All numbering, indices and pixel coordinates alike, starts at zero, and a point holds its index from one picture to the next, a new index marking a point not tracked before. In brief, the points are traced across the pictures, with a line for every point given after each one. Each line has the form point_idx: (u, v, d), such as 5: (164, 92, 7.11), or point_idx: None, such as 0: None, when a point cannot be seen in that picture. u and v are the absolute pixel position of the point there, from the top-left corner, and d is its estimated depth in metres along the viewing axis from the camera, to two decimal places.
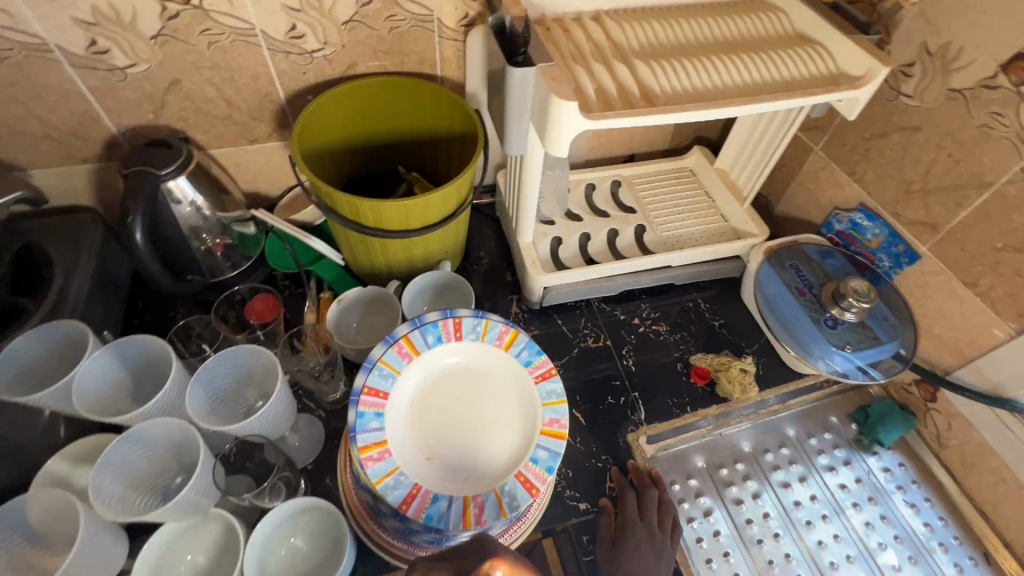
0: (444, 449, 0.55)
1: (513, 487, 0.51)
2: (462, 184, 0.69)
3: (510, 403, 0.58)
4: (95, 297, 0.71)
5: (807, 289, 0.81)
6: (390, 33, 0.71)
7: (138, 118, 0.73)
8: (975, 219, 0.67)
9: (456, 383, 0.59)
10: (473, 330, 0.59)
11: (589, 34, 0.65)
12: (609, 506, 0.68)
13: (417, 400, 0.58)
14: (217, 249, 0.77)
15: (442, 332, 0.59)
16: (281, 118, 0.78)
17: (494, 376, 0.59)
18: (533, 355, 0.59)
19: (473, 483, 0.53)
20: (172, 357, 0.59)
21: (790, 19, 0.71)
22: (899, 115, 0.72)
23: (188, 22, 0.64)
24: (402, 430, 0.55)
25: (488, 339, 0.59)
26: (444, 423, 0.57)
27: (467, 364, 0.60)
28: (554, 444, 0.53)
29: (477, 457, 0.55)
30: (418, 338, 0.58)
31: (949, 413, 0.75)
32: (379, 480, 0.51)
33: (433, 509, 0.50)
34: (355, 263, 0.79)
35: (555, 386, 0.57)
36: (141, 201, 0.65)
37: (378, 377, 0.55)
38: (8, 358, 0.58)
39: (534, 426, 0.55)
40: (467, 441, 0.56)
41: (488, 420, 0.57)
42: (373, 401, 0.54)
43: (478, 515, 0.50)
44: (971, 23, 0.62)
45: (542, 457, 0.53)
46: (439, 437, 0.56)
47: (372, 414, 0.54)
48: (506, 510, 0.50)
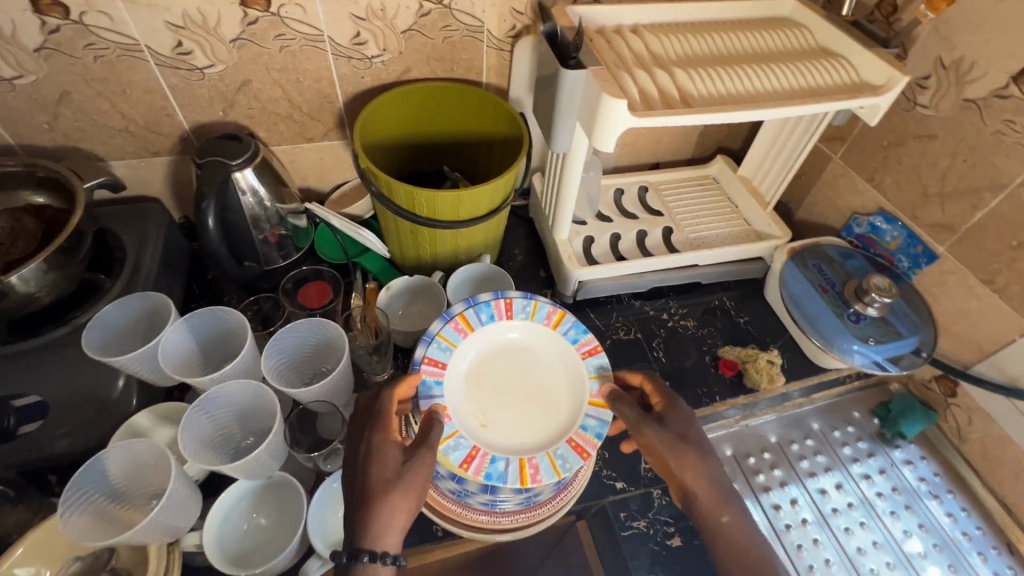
0: (498, 417, 0.59)
1: (565, 451, 0.56)
2: (509, 179, 0.74)
3: (559, 377, 0.62)
4: (163, 278, 0.76)
5: (830, 286, 0.85)
6: (444, 42, 0.78)
7: (209, 116, 0.79)
8: (991, 220, 0.71)
9: (508, 357, 0.64)
10: (523, 309, 0.64)
11: (629, 43, 0.71)
12: (617, 399, 0.57)
13: (471, 371, 0.62)
14: (273, 238, 0.82)
15: (494, 311, 0.63)
16: (339, 119, 0.84)
17: (544, 352, 0.64)
18: (580, 333, 0.63)
19: (527, 447, 0.57)
20: (246, 331, 0.63)
21: (813, 34, 0.77)
22: (916, 124, 0.77)
23: (265, 27, 0.71)
24: (459, 397, 0.60)
25: (538, 318, 0.64)
26: (497, 393, 0.61)
27: (517, 338, 0.65)
28: (601, 413, 0.58)
29: (530, 425, 0.59)
30: (472, 316, 0.63)
31: (969, 407, 0.78)
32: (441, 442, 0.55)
33: (491, 468, 0.54)
34: (401, 255, 0.84)
35: (601, 361, 0.62)
36: (213, 189, 0.71)
37: (437, 350, 0.60)
38: (103, 321, 0.65)
39: (583, 397, 0.60)
40: (519, 409, 0.60)
41: (539, 392, 0.62)
42: (433, 370, 0.59)
43: (534, 475, 0.54)
44: (983, 39, 0.67)
45: (591, 425, 0.57)
46: (492, 406, 0.60)
47: (433, 382, 0.58)
48: (560, 470, 0.54)
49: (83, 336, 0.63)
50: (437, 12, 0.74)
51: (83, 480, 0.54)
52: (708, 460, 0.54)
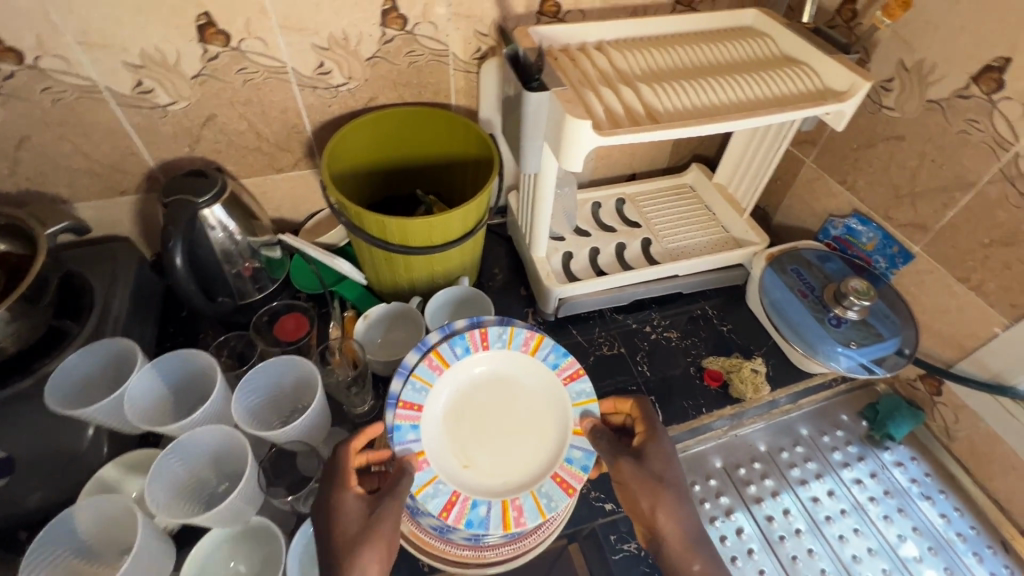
0: (479, 456, 0.59)
1: (549, 489, 0.56)
2: (481, 202, 0.73)
3: (541, 407, 0.62)
4: (134, 320, 0.74)
5: (810, 291, 0.85)
6: (409, 68, 0.78)
7: (175, 152, 0.78)
8: (962, 218, 0.71)
9: (485, 391, 0.63)
10: (500, 339, 0.64)
11: (594, 61, 0.71)
12: (594, 433, 0.58)
13: (447, 410, 0.62)
14: (247, 272, 0.81)
15: (469, 343, 0.63)
16: (308, 148, 0.83)
17: (523, 381, 0.64)
18: (560, 357, 0.63)
19: (509, 488, 0.57)
20: (215, 371, 0.62)
21: (776, 43, 0.77)
22: (883, 126, 0.77)
23: (226, 62, 0.70)
24: (437, 439, 0.59)
25: (515, 346, 0.64)
26: (479, 430, 0.61)
27: (493, 371, 0.64)
28: (584, 443, 0.58)
29: (512, 462, 0.59)
30: (447, 351, 0.62)
31: (955, 405, 0.78)
32: (419, 489, 0.55)
33: (473, 514, 0.54)
34: (379, 282, 0.83)
35: (583, 386, 0.62)
36: (180, 227, 0.70)
37: (412, 392, 0.60)
38: (67, 372, 0.63)
39: (566, 427, 0.59)
40: (502, 445, 0.60)
41: (518, 425, 0.62)
42: (408, 414, 0.58)
43: (518, 518, 0.54)
44: (941, 41, 0.68)
45: (577, 456, 0.57)
46: (472, 444, 0.60)
47: (409, 427, 0.58)
48: (544, 511, 0.54)
49: (46, 387, 0.61)
50: (400, 38, 0.74)
51: (48, 540, 0.52)
52: (682, 501, 0.53)
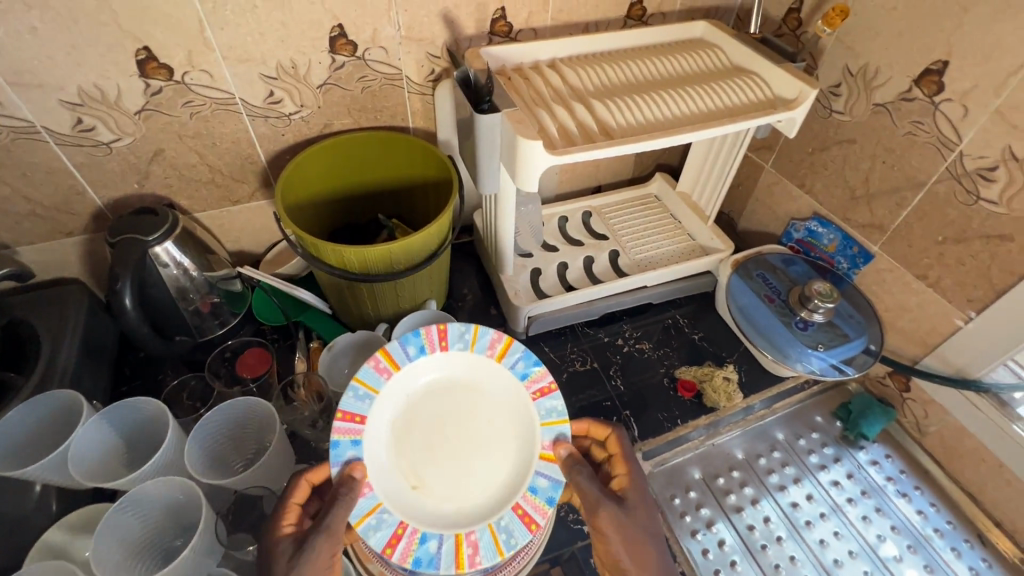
0: (432, 480, 0.57)
1: (510, 523, 0.53)
2: (441, 225, 0.72)
3: (501, 420, 0.61)
4: (84, 367, 0.71)
5: (776, 295, 0.85)
6: (363, 92, 0.77)
7: (123, 190, 0.75)
8: (915, 216, 0.72)
9: (440, 401, 0.62)
10: (458, 339, 0.62)
11: (547, 79, 0.72)
12: (572, 465, 0.55)
13: (399, 427, 0.60)
14: (205, 308, 0.79)
15: (425, 342, 0.61)
16: (263, 178, 0.81)
17: (483, 391, 0.62)
18: (531, 368, 0.61)
19: (463, 518, 0.55)
20: (167, 416, 0.59)
21: (726, 53, 0.78)
22: (834, 130, 0.79)
23: (171, 96, 0.68)
24: (388, 461, 0.57)
25: (479, 348, 0.62)
26: (433, 446, 0.60)
27: (449, 384, 0.63)
28: (552, 471, 0.55)
29: (467, 483, 0.57)
30: (397, 353, 0.61)
31: (924, 401, 0.78)
32: (361, 521, 0.52)
33: (421, 551, 0.52)
34: (345, 311, 0.81)
35: (554, 404, 0.58)
36: (130, 269, 0.67)
37: (354, 400, 0.57)
38: (7, 431, 0.60)
39: (533, 449, 0.57)
40: (458, 464, 0.58)
41: (475, 444, 0.60)
42: (349, 428, 0.56)
43: (473, 556, 0.52)
44: (882, 46, 0.70)
45: (543, 485, 0.55)
46: (426, 466, 0.58)
47: (348, 443, 0.55)
48: (502, 548, 0.52)
49: None
50: (351, 64, 0.73)
51: None
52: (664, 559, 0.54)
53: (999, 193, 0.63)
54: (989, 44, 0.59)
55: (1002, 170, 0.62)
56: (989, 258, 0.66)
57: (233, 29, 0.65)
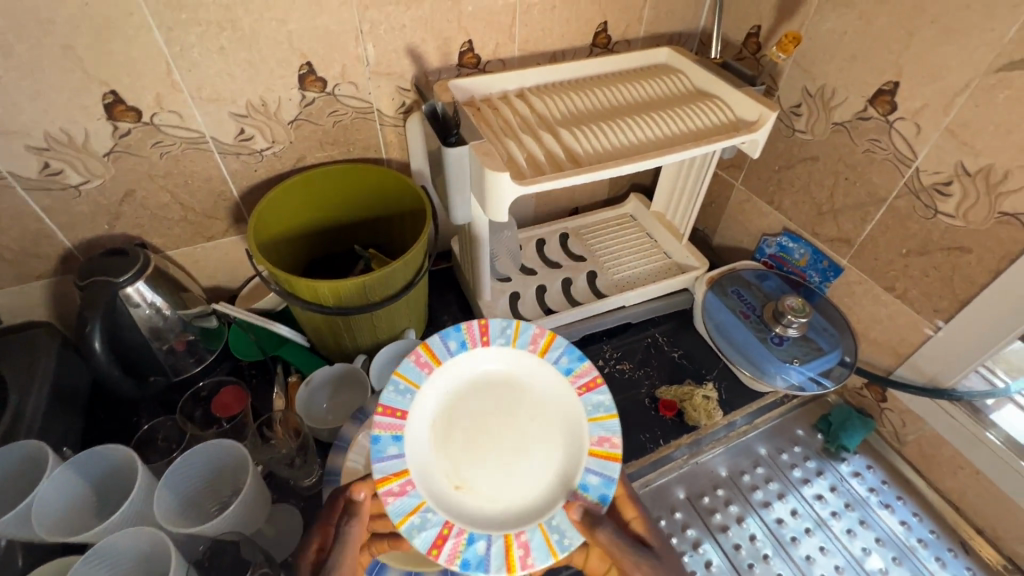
0: (475, 482, 0.57)
1: (562, 523, 0.52)
2: (417, 254, 0.72)
3: (545, 420, 0.63)
4: (53, 413, 0.69)
5: (751, 311, 0.86)
6: (335, 126, 0.78)
7: (93, 231, 0.74)
8: (879, 230, 0.74)
9: (481, 402, 0.64)
10: (499, 334, 0.66)
11: (515, 109, 0.73)
12: (593, 523, 0.51)
13: (440, 427, 0.61)
14: (179, 346, 0.78)
15: (466, 339, 0.66)
16: (237, 213, 0.81)
17: (524, 391, 0.65)
18: (574, 362, 0.64)
19: (512, 519, 0.54)
20: (137, 463, 0.58)
21: (689, 78, 0.81)
22: (798, 149, 0.82)
23: (140, 137, 0.69)
24: (430, 460, 0.58)
25: (520, 345, 0.66)
26: (477, 447, 0.60)
27: (490, 385, 0.66)
28: (605, 468, 0.56)
29: (514, 484, 0.57)
30: (440, 349, 0.65)
31: (901, 410, 0.79)
32: (404, 520, 0.52)
33: (469, 553, 0.50)
34: (322, 343, 0.80)
35: (601, 400, 0.61)
36: (99, 311, 0.66)
37: (397, 395, 0.60)
38: None
39: (583, 443, 0.58)
40: (503, 465, 0.59)
41: (518, 446, 0.61)
42: (393, 422, 0.58)
43: (524, 559, 0.50)
44: (838, 69, 0.73)
45: (594, 483, 0.55)
46: (470, 467, 0.59)
47: (391, 438, 0.57)
48: (555, 549, 0.50)
49: None
50: (321, 99, 0.74)
51: None
52: None
53: (956, 206, 0.65)
54: (934, 65, 0.62)
55: (957, 185, 0.64)
56: (950, 269, 0.67)
57: (201, 70, 0.66)
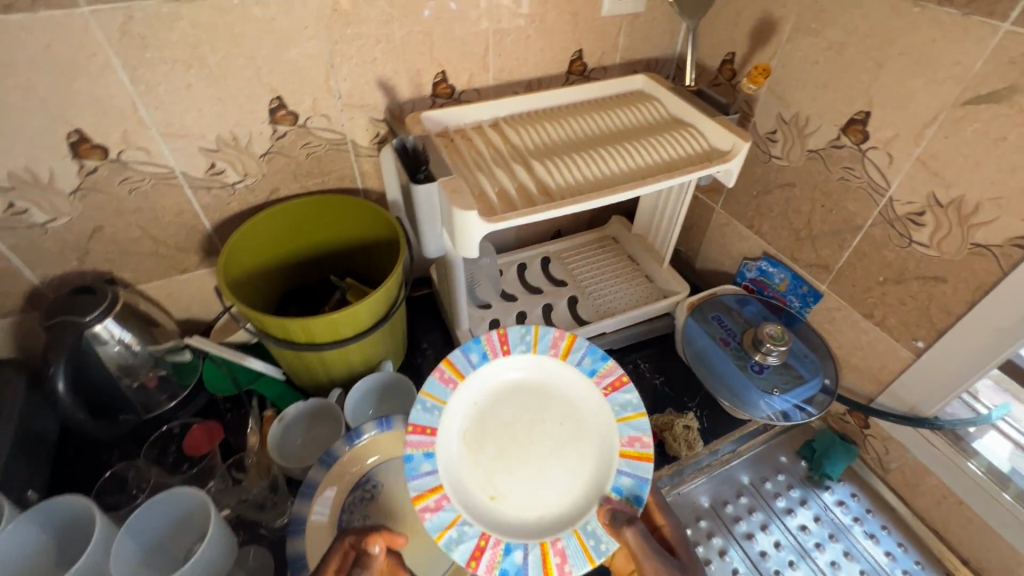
0: (509, 491, 0.57)
1: (595, 528, 0.53)
2: (390, 288, 0.71)
3: (573, 422, 0.62)
4: (17, 457, 0.67)
5: (732, 338, 0.86)
6: (308, 158, 0.77)
7: (62, 267, 0.73)
8: (856, 257, 0.74)
9: (508, 408, 0.63)
10: (516, 341, 0.64)
11: (489, 140, 0.73)
12: (620, 524, 0.51)
13: (468, 438, 0.60)
14: (151, 382, 0.77)
15: (487, 348, 0.63)
16: (210, 246, 0.80)
17: (550, 392, 0.64)
18: (597, 363, 0.63)
19: (549, 526, 0.55)
20: (95, 512, 0.57)
21: (665, 105, 0.81)
22: (775, 174, 0.81)
23: (107, 175, 0.68)
24: (461, 474, 0.57)
25: (542, 350, 0.64)
26: (508, 453, 0.60)
27: (510, 393, 0.64)
28: (636, 469, 0.56)
29: (548, 489, 0.57)
30: (462, 361, 0.62)
31: (884, 437, 0.78)
32: (442, 535, 0.52)
33: (507, 562, 0.51)
34: (296, 376, 0.78)
35: (628, 398, 0.61)
36: (65, 354, 0.65)
37: (423, 412, 0.58)
38: None
39: (612, 446, 0.58)
40: (534, 471, 0.59)
41: (546, 451, 0.60)
42: (421, 440, 0.56)
43: (561, 565, 0.51)
44: (811, 97, 0.73)
45: (626, 484, 0.55)
46: (502, 475, 0.58)
47: (423, 457, 0.55)
48: (592, 555, 0.51)
49: None
50: (293, 132, 0.73)
51: None
52: None
53: (930, 236, 0.64)
54: (904, 95, 0.62)
55: (929, 216, 0.63)
56: (927, 298, 0.67)
57: (168, 107, 0.65)
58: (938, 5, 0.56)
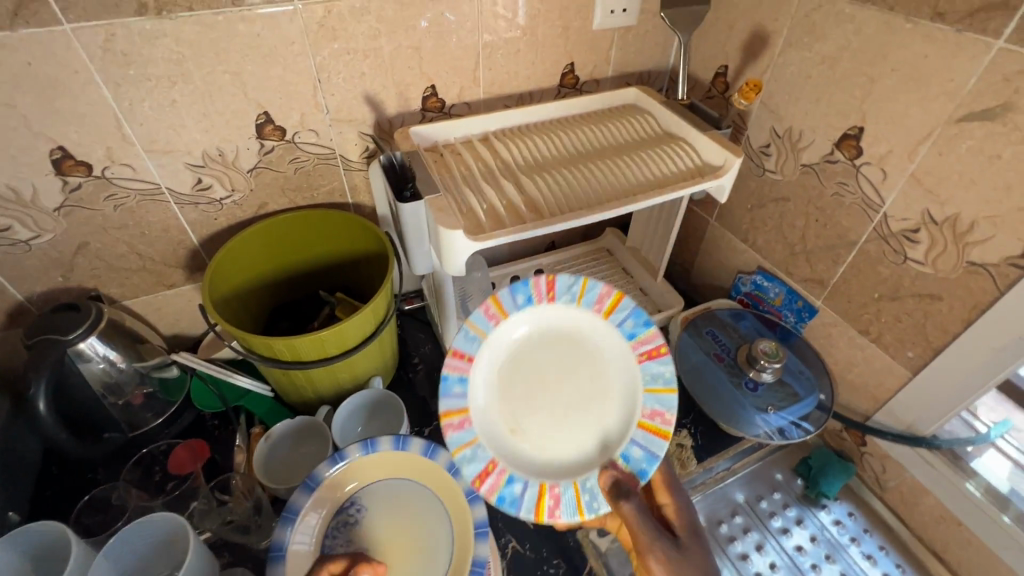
0: (527, 428, 0.59)
1: (593, 486, 0.56)
2: (379, 305, 0.70)
3: (605, 379, 0.60)
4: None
5: (726, 354, 0.85)
6: (296, 173, 0.76)
7: (46, 284, 0.72)
8: (851, 273, 0.72)
9: (546, 350, 0.61)
10: (562, 292, 0.59)
11: (479, 155, 0.72)
12: (619, 493, 0.52)
13: (502, 373, 0.60)
14: (137, 400, 0.76)
15: (533, 292, 0.59)
16: (198, 261, 0.79)
17: (589, 345, 0.61)
18: (639, 328, 0.59)
19: (554, 466, 0.57)
20: (70, 536, 0.56)
21: (658, 119, 0.80)
22: (769, 188, 0.81)
23: (91, 191, 0.67)
24: (486, 403, 0.59)
25: (587, 304, 0.60)
26: (535, 393, 0.60)
27: (553, 339, 0.61)
28: (650, 443, 0.56)
29: (563, 435, 0.59)
30: (508, 299, 0.58)
31: (881, 455, 0.77)
32: (458, 451, 0.55)
33: (507, 491, 0.55)
34: (284, 393, 0.77)
35: (661, 371, 0.58)
36: (46, 371, 0.63)
37: (464, 340, 0.57)
38: None
39: (632, 415, 0.58)
40: (556, 416, 0.59)
41: (573, 402, 0.60)
42: (459, 365, 0.57)
43: (553, 509, 0.54)
44: (804, 112, 0.72)
45: (636, 455, 0.56)
46: (526, 411, 0.59)
47: (457, 381, 0.56)
48: (582, 510, 0.55)
49: None
50: (281, 147, 0.73)
51: None
52: None
53: (925, 253, 0.63)
54: (897, 111, 0.61)
55: (924, 233, 0.62)
56: (922, 316, 0.65)
57: (153, 123, 0.64)
58: (931, 21, 0.55)
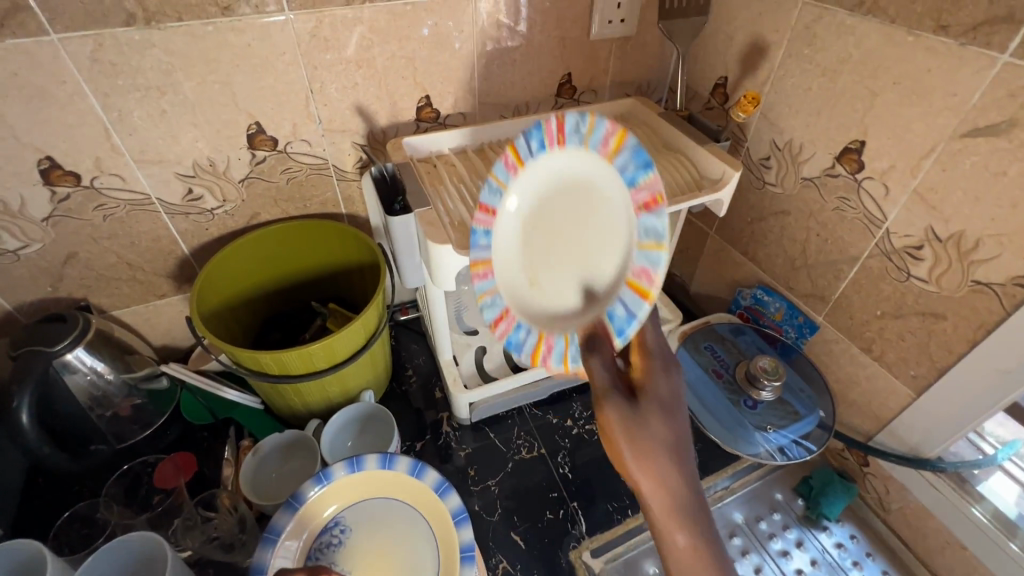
0: (547, 279, 0.54)
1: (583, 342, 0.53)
2: (369, 318, 0.69)
3: (617, 233, 0.52)
4: None
5: (725, 370, 0.84)
6: (289, 183, 0.75)
7: (35, 294, 0.72)
8: (853, 289, 0.71)
9: (564, 201, 0.53)
10: (576, 132, 0.50)
11: (473, 165, 0.71)
12: (591, 354, 0.49)
13: (528, 223, 0.54)
14: (125, 411, 0.75)
15: (544, 136, 0.50)
16: (189, 270, 0.79)
17: (604, 198, 0.52)
18: (639, 172, 0.49)
19: (561, 321, 0.54)
20: (47, 554, 0.55)
21: (657, 127, 0.78)
22: (770, 202, 0.79)
23: (80, 201, 0.66)
24: (512, 254, 0.54)
25: (593, 145, 0.50)
26: (553, 247, 0.54)
27: (575, 185, 0.53)
28: (631, 302, 0.51)
29: (575, 290, 0.54)
30: (522, 146, 0.50)
31: (884, 476, 0.75)
32: (481, 297, 0.53)
33: (515, 336, 0.53)
34: (274, 407, 0.76)
35: (653, 224, 0.49)
36: (30, 383, 0.63)
37: (489, 194, 0.51)
38: None
39: (625, 271, 0.52)
40: (570, 269, 0.54)
41: (594, 252, 0.54)
42: (484, 218, 0.51)
43: (546, 360, 0.53)
44: (804, 124, 0.70)
45: (619, 314, 0.51)
46: (545, 265, 0.54)
47: (484, 232, 0.51)
48: (570, 362, 0.53)
49: None
50: (273, 157, 0.72)
51: None
52: (673, 461, 0.45)
53: (929, 271, 0.61)
54: (899, 125, 0.59)
55: (928, 250, 0.60)
56: (926, 335, 0.64)
57: (143, 134, 0.64)
58: (934, 34, 0.54)
